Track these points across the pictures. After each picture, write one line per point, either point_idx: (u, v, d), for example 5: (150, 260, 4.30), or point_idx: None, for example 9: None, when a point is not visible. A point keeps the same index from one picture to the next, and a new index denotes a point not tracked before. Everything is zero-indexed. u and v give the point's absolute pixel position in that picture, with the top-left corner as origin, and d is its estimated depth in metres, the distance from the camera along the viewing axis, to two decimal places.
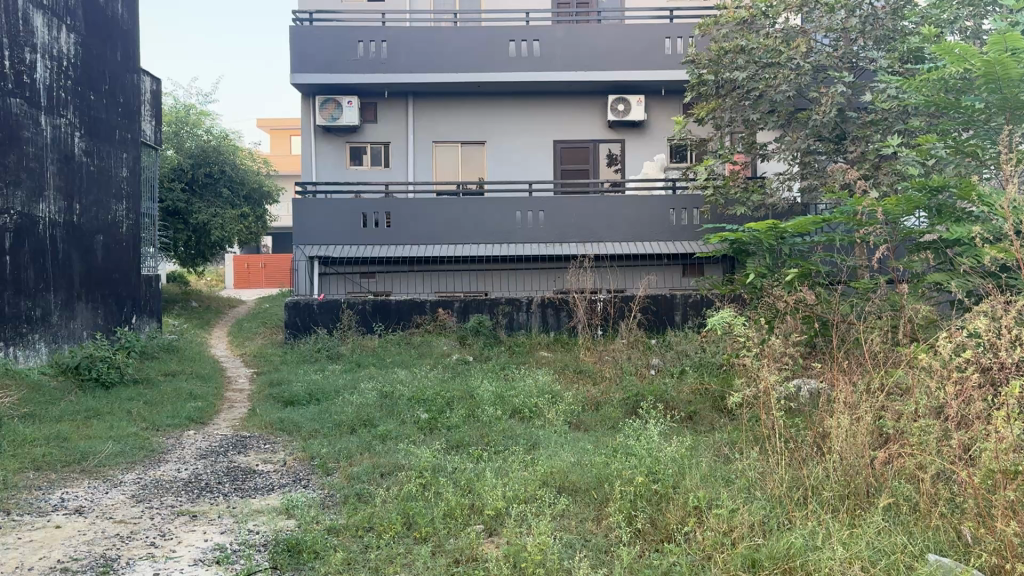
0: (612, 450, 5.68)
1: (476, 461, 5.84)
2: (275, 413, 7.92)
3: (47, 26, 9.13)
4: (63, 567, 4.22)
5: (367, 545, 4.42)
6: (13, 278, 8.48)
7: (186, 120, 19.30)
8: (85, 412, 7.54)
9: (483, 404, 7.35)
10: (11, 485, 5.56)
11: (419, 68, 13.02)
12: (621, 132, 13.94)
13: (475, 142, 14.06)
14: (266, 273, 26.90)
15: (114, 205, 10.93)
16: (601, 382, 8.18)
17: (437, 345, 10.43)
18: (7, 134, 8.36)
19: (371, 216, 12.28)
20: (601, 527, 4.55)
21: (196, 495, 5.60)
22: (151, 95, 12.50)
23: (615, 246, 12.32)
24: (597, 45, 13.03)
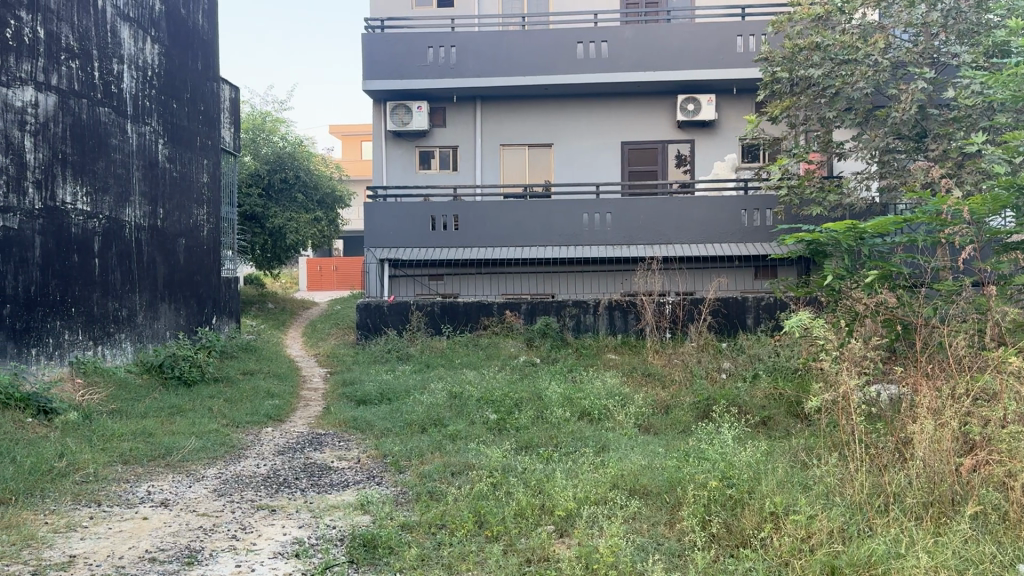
0: (684, 454, 5.62)
1: (545, 462, 5.85)
2: (349, 411, 8.09)
3: (133, 37, 9.52)
4: (151, 557, 4.39)
5: (440, 542, 4.46)
6: (101, 280, 8.86)
7: (263, 127, 19.92)
8: (169, 409, 7.83)
9: (551, 406, 7.35)
10: (101, 477, 5.81)
11: (488, 72, 13.14)
12: (690, 133, 13.79)
13: (542, 144, 14.09)
14: (338, 276, 27.50)
15: (196, 209, 11.33)
16: (671, 385, 8.10)
17: (504, 347, 10.49)
18: (96, 142, 8.74)
19: (440, 218, 12.48)
20: (675, 531, 4.50)
21: (274, 490, 5.76)
22: (230, 102, 12.92)
23: (684, 248, 12.20)
24: (666, 46, 12.92)
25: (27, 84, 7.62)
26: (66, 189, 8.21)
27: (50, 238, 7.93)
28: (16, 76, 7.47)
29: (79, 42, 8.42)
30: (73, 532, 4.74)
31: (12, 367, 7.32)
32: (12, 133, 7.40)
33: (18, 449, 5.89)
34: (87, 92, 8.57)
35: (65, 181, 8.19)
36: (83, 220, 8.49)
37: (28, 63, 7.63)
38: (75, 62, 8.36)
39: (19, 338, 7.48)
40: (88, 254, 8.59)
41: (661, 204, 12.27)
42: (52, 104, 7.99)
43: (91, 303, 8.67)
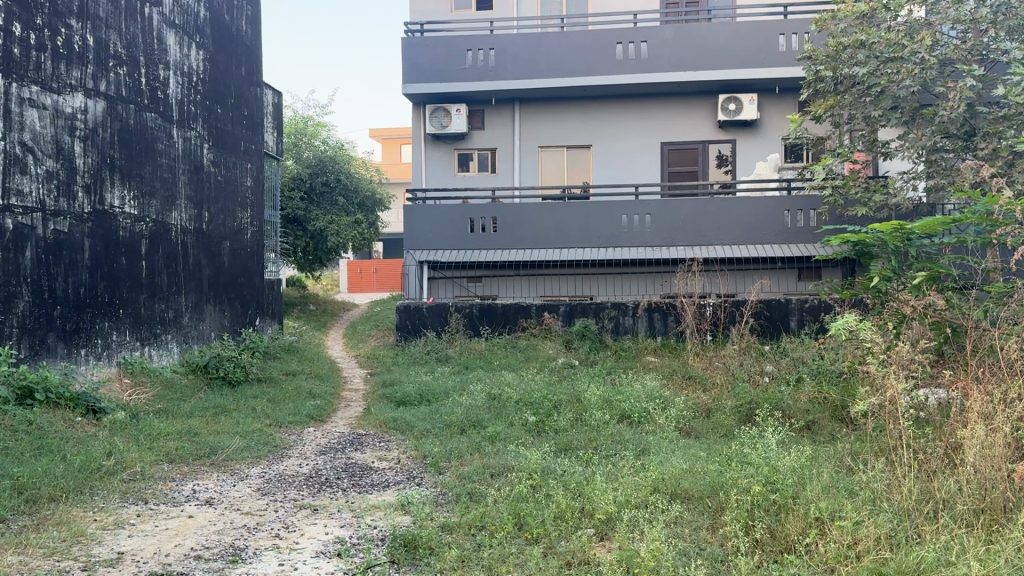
0: (726, 458, 5.55)
1: (585, 464, 5.83)
2: (389, 412, 8.15)
3: (179, 44, 9.71)
4: (196, 555, 4.46)
5: (480, 544, 4.47)
6: (148, 282, 9.04)
7: (305, 131, 20.20)
8: (214, 408, 7.97)
9: (591, 408, 7.32)
10: (148, 475, 5.93)
11: (526, 74, 13.15)
12: (732, 133, 13.64)
13: (581, 145, 14.06)
14: (378, 278, 27.74)
15: (240, 212, 11.52)
16: (712, 388, 8.02)
17: (543, 349, 10.49)
18: (143, 147, 8.93)
19: (478, 220, 12.53)
20: (717, 536, 4.44)
21: (317, 490, 5.81)
22: (273, 107, 13.10)
23: (725, 250, 12.06)
24: (707, 46, 12.82)
25: (77, 90, 7.81)
26: (114, 193, 8.39)
27: (99, 241, 8.12)
28: (67, 83, 7.66)
29: (127, 49, 8.61)
30: (121, 529, 4.84)
31: (62, 367, 7.51)
32: (63, 139, 7.59)
33: (69, 447, 6.03)
34: (135, 98, 8.76)
35: (113, 185, 8.38)
36: (131, 223, 8.68)
37: (78, 70, 7.82)
38: (123, 68, 8.55)
39: (69, 339, 7.66)
40: (136, 257, 8.77)
41: (701, 205, 12.16)
42: (101, 109, 8.17)
43: (138, 304, 8.85)
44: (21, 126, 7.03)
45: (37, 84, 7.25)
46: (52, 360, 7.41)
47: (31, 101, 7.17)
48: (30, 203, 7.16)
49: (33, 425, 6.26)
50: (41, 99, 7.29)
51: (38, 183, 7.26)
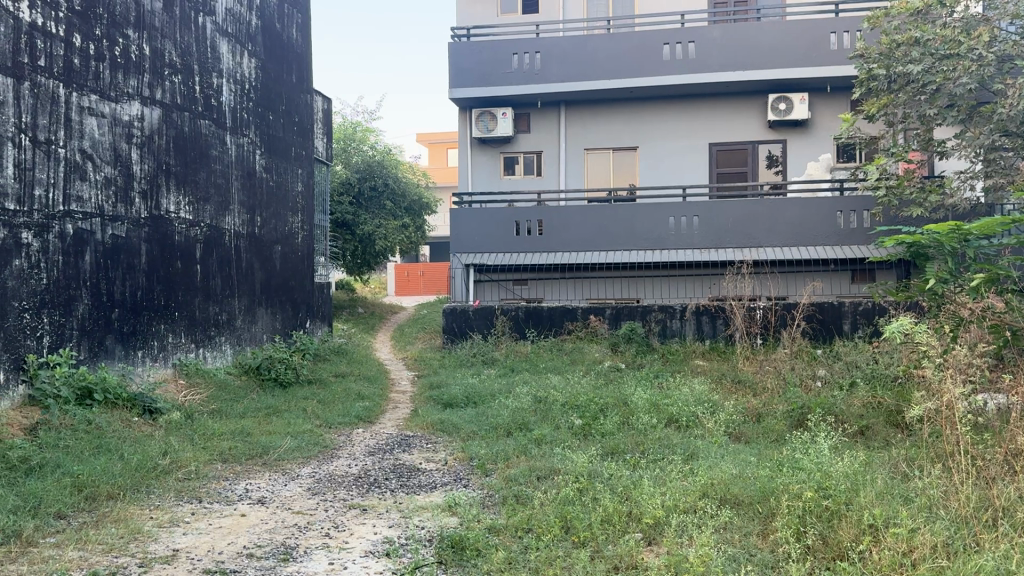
0: (777, 463, 5.47)
1: (632, 468, 5.80)
2: (436, 414, 8.21)
3: (231, 52, 9.94)
4: (249, 553, 4.56)
5: (527, 546, 4.48)
6: (202, 285, 9.27)
7: (354, 137, 20.48)
8: (265, 409, 8.12)
9: (637, 412, 7.28)
10: (202, 475, 6.07)
11: (572, 76, 13.14)
12: (782, 133, 13.44)
13: (627, 148, 13.99)
14: (425, 281, 27.96)
15: (291, 217, 11.73)
16: (762, 393, 7.90)
17: (589, 352, 10.47)
18: (197, 153, 9.16)
19: (524, 223, 12.56)
20: (768, 542, 4.38)
21: (365, 490, 5.89)
22: (323, 113, 13.32)
23: (775, 252, 11.87)
24: (755, 46, 12.65)
25: (134, 98, 8.04)
26: (169, 198, 8.61)
27: (155, 245, 8.35)
28: (124, 92, 7.89)
29: (181, 58, 8.84)
30: (176, 527, 4.97)
31: (120, 368, 7.72)
32: (120, 146, 7.82)
33: (126, 447, 6.20)
34: (189, 105, 8.99)
35: (169, 191, 8.61)
36: (186, 228, 8.90)
37: (135, 79, 8.06)
38: (177, 77, 8.78)
39: (127, 341, 7.88)
40: (190, 261, 9.00)
41: (750, 206, 12.00)
42: (157, 117, 8.40)
43: (193, 307, 9.07)
44: (80, 134, 7.26)
45: (96, 93, 7.48)
46: (111, 361, 7.63)
47: (90, 109, 7.39)
48: (89, 209, 7.39)
49: (92, 425, 6.44)
50: (99, 107, 7.52)
51: (96, 189, 7.49)
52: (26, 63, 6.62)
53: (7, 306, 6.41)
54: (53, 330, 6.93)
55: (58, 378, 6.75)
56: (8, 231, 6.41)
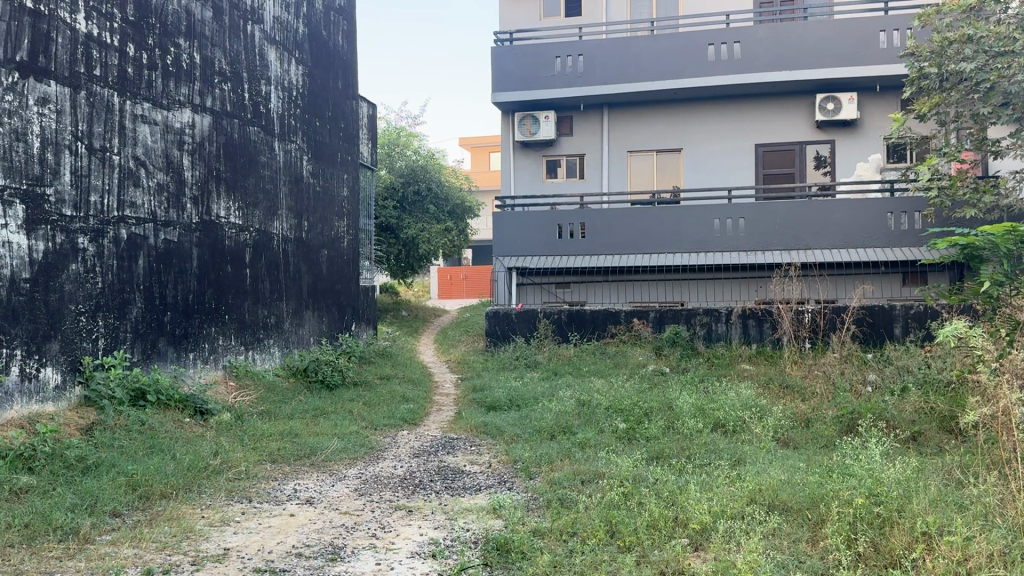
0: (827, 469, 5.40)
1: (678, 473, 5.75)
2: (480, 416, 8.25)
3: (279, 59, 10.11)
4: (298, 552, 4.63)
5: (572, 550, 4.47)
6: (252, 289, 9.45)
7: (398, 142, 20.70)
8: (313, 411, 8.25)
9: (683, 417, 7.22)
10: (253, 475, 6.19)
11: (615, 78, 13.11)
12: (830, 133, 13.22)
13: (671, 149, 13.89)
14: (468, 284, 28.11)
15: (337, 221, 11.88)
16: (811, 398, 7.79)
17: (633, 355, 10.42)
18: (246, 159, 9.34)
19: (566, 226, 12.53)
20: (818, 549, 4.31)
21: (411, 491, 5.96)
22: (368, 119, 13.46)
23: (824, 254, 11.68)
24: (802, 46, 12.48)
25: (185, 106, 8.23)
26: (220, 204, 8.80)
27: (206, 249, 8.53)
28: (175, 99, 8.07)
29: (231, 66, 9.02)
30: (227, 526, 5.07)
31: (172, 370, 7.91)
32: (172, 153, 8.01)
33: (178, 447, 6.33)
34: (238, 112, 9.18)
35: (219, 197, 8.79)
36: (236, 232, 9.09)
37: (186, 87, 8.25)
38: (227, 85, 8.96)
39: (179, 343, 8.07)
40: (240, 265, 9.18)
41: (798, 207, 11.82)
42: (207, 124, 8.59)
43: (242, 310, 9.25)
44: (133, 141, 7.45)
45: (149, 101, 7.67)
46: (163, 362, 7.82)
47: (143, 117, 7.58)
48: (143, 214, 7.58)
49: (145, 426, 6.59)
50: (152, 115, 7.71)
51: (149, 195, 7.68)
52: (82, 73, 6.83)
53: (64, 309, 6.61)
54: (108, 333, 7.12)
55: (113, 380, 6.94)
56: (65, 236, 6.62)
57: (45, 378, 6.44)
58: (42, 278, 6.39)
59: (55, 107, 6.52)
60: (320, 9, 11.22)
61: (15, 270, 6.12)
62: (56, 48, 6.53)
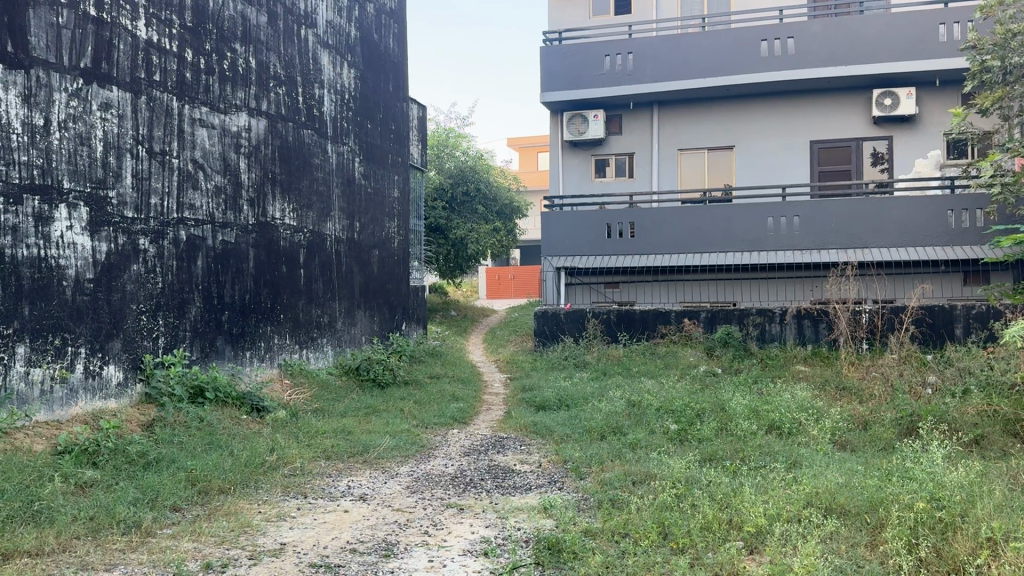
0: (886, 473, 5.29)
1: (732, 475, 5.68)
2: (530, 416, 8.26)
3: (332, 63, 10.28)
4: (352, 548, 4.70)
5: (625, 551, 4.44)
6: (306, 289, 9.61)
7: (447, 143, 20.87)
8: (365, 409, 8.36)
9: (736, 418, 7.13)
10: (307, 471, 6.29)
11: (665, 76, 13.02)
12: (888, 129, 12.93)
13: (723, 147, 13.73)
14: (517, 284, 28.16)
15: (388, 222, 12.01)
16: (869, 400, 7.62)
17: (684, 356, 10.33)
18: (300, 162, 9.50)
19: (615, 225, 12.50)
20: (877, 554, 4.22)
21: (462, 489, 6.00)
22: (418, 120, 13.60)
23: (882, 253, 11.43)
24: (858, 40, 12.22)
25: (241, 110, 8.41)
26: (275, 205, 8.97)
27: (262, 250, 8.70)
28: (232, 103, 8.26)
29: (285, 70, 9.19)
30: (283, 521, 5.16)
31: (230, 368, 8.09)
32: (229, 156, 8.19)
33: (235, 443, 6.47)
34: (293, 115, 9.35)
35: (275, 199, 8.97)
36: (290, 233, 9.25)
37: (242, 91, 8.42)
38: (282, 88, 9.13)
39: (236, 342, 8.25)
40: (295, 265, 9.34)
41: (854, 206, 11.59)
42: (263, 127, 8.77)
43: (297, 310, 9.42)
44: (192, 145, 7.64)
45: (206, 105, 7.85)
46: (221, 361, 8.00)
47: (201, 121, 7.77)
48: (201, 216, 7.76)
49: (204, 422, 6.75)
50: (210, 119, 7.89)
51: (207, 198, 7.86)
52: (143, 78, 7.03)
53: (126, 308, 6.80)
54: (168, 332, 7.31)
55: (172, 377, 7.13)
56: (127, 237, 6.81)
57: (107, 376, 6.63)
58: (105, 279, 6.58)
59: (117, 112, 6.71)
60: (372, 12, 11.37)
61: (79, 271, 6.33)
62: (118, 55, 6.72)
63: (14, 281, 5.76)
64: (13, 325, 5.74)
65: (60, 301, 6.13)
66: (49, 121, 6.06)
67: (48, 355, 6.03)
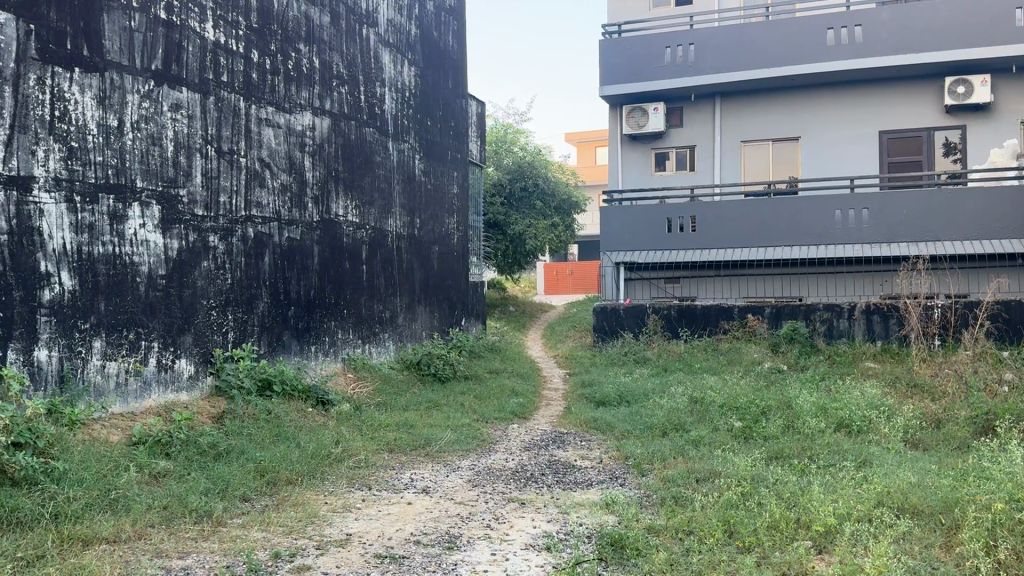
0: (962, 473, 5.13)
1: (800, 474, 5.56)
2: (589, 412, 8.24)
3: (393, 61, 10.39)
4: (416, 540, 4.76)
5: (689, 549, 4.38)
6: (368, 284, 9.75)
7: (505, 139, 20.91)
8: (426, 403, 8.45)
9: (803, 416, 6.99)
10: (372, 464, 6.39)
11: (727, 68, 12.85)
12: (961, 118, 12.50)
13: (787, 139, 13.47)
14: (574, 280, 28.13)
15: (447, 219, 12.11)
16: (942, 398, 7.40)
17: (747, 352, 10.17)
18: (363, 159, 9.65)
19: (676, 220, 12.43)
20: (953, 555, 4.09)
21: (523, 484, 6.02)
22: (477, 117, 13.67)
23: (955, 246, 11.06)
24: (929, 27, 11.87)
25: (306, 109, 8.58)
26: (339, 203, 9.14)
27: (326, 247, 8.87)
28: (297, 103, 8.43)
29: (348, 69, 9.34)
30: (349, 512, 5.26)
31: (295, 362, 8.28)
32: (295, 154, 8.37)
33: (302, 436, 6.61)
34: (355, 114, 9.49)
35: (339, 196, 9.13)
36: (353, 230, 9.41)
37: (307, 91, 8.60)
38: (345, 87, 9.29)
39: (302, 336, 8.43)
40: (358, 261, 9.50)
41: (926, 197, 11.24)
42: (327, 126, 8.93)
43: (360, 305, 9.57)
44: (259, 144, 7.83)
45: (272, 105, 8.03)
46: (288, 355, 8.19)
47: (267, 120, 7.95)
48: (268, 214, 7.94)
49: (272, 414, 6.91)
50: (276, 118, 8.07)
51: (274, 196, 8.04)
52: (211, 79, 7.21)
53: (197, 304, 7.01)
54: (236, 327, 7.50)
55: (241, 371, 7.33)
56: (197, 235, 7.01)
57: (179, 369, 6.85)
58: (177, 275, 6.79)
59: (186, 112, 6.91)
60: (432, 10, 11.47)
61: (152, 267, 6.54)
62: (187, 56, 6.92)
63: (91, 277, 5.98)
64: (90, 319, 5.97)
65: (133, 296, 6.35)
66: (122, 122, 6.27)
67: (123, 349, 6.25)
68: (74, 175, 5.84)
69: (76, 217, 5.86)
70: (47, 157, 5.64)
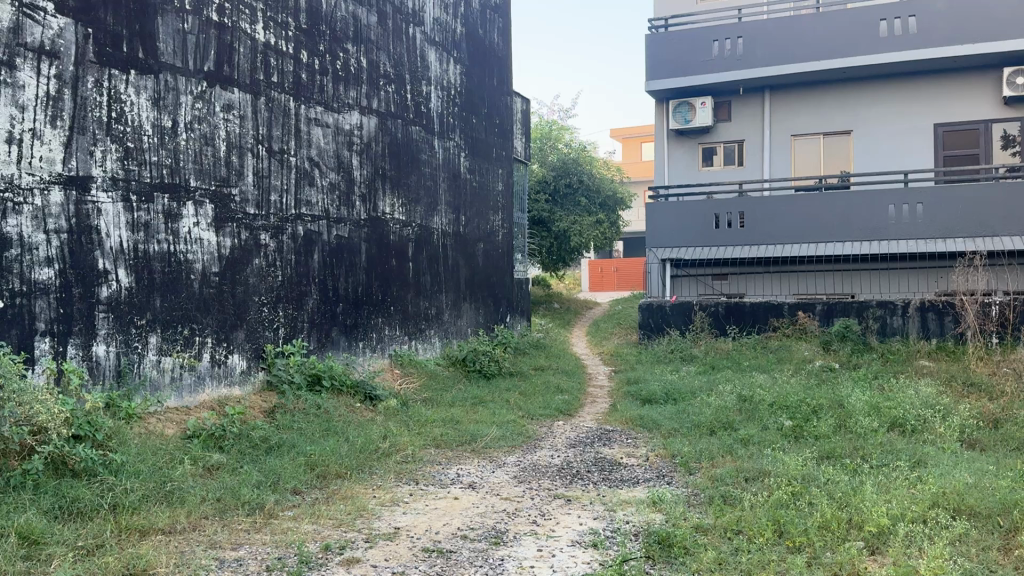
0: (1021, 475, 5.00)
1: (852, 474, 5.47)
2: (635, 409, 8.21)
3: (439, 60, 10.47)
4: (463, 535, 4.80)
5: (738, 547, 4.35)
6: (414, 281, 9.84)
7: (550, 136, 20.94)
8: (472, 399, 8.50)
9: (855, 414, 6.87)
10: (419, 459, 6.46)
11: (776, 61, 12.66)
12: (1020, 109, 12.14)
13: (838, 132, 13.21)
14: (620, 277, 27.96)
15: (492, 216, 12.16)
16: (1001, 397, 7.22)
17: (797, 350, 10.02)
18: (409, 157, 9.74)
19: (724, 216, 12.28)
20: (1011, 558, 3.99)
21: (569, 481, 6.02)
22: (522, 114, 13.68)
23: (1014, 242, 10.75)
24: (987, 17, 11.55)
25: (354, 108, 8.69)
26: (386, 201, 9.23)
27: (374, 244, 8.97)
28: (345, 102, 8.54)
29: (394, 69, 9.43)
30: (396, 506, 5.33)
31: (343, 358, 8.41)
32: (343, 153, 8.49)
33: (350, 430, 6.71)
34: (402, 113, 9.58)
35: (386, 194, 9.23)
36: (400, 228, 9.50)
37: (355, 91, 8.71)
38: (391, 87, 9.38)
39: (350, 333, 8.55)
40: (404, 258, 9.59)
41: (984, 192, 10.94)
42: (374, 125, 9.04)
43: (406, 302, 9.65)
44: (308, 143, 7.95)
45: (321, 104, 8.16)
46: (336, 351, 8.32)
47: (316, 120, 8.07)
48: (317, 212, 8.06)
49: (321, 409, 7.02)
50: (324, 118, 8.19)
51: (323, 194, 8.16)
52: (261, 80, 7.35)
53: (249, 300, 7.16)
54: (287, 323, 7.65)
55: (292, 366, 7.47)
56: (248, 233, 7.16)
57: (232, 364, 7.00)
58: (229, 272, 6.95)
59: (238, 113, 7.06)
60: (477, 8, 11.51)
61: (205, 265, 6.69)
62: (239, 58, 7.07)
63: (147, 275, 6.15)
64: (147, 315, 6.14)
65: (187, 293, 6.51)
66: (177, 122, 6.43)
67: (178, 345, 6.43)
68: (130, 174, 6.00)
69: (132, 216, 6.02)
70: (105, 157, 5.81)
